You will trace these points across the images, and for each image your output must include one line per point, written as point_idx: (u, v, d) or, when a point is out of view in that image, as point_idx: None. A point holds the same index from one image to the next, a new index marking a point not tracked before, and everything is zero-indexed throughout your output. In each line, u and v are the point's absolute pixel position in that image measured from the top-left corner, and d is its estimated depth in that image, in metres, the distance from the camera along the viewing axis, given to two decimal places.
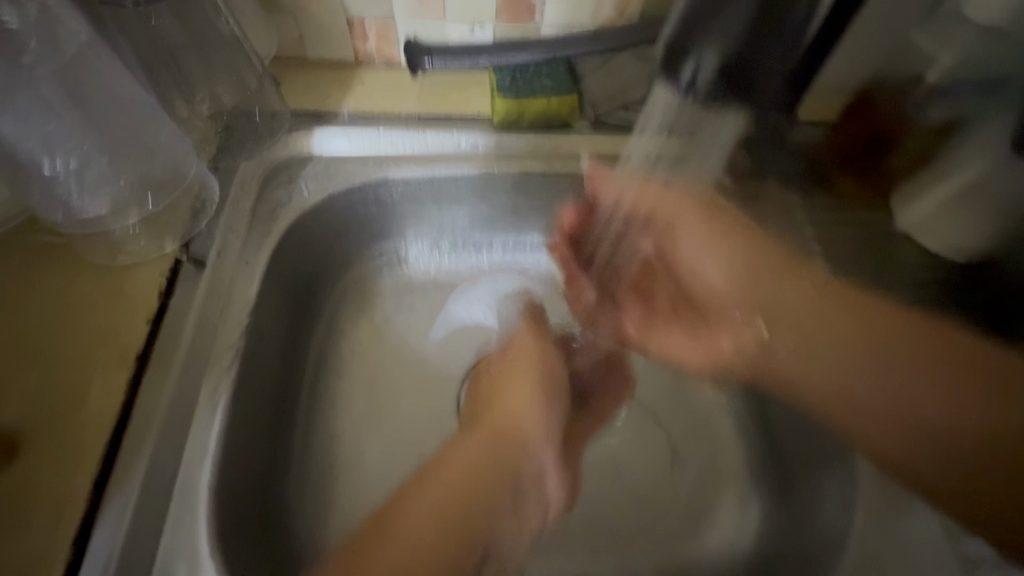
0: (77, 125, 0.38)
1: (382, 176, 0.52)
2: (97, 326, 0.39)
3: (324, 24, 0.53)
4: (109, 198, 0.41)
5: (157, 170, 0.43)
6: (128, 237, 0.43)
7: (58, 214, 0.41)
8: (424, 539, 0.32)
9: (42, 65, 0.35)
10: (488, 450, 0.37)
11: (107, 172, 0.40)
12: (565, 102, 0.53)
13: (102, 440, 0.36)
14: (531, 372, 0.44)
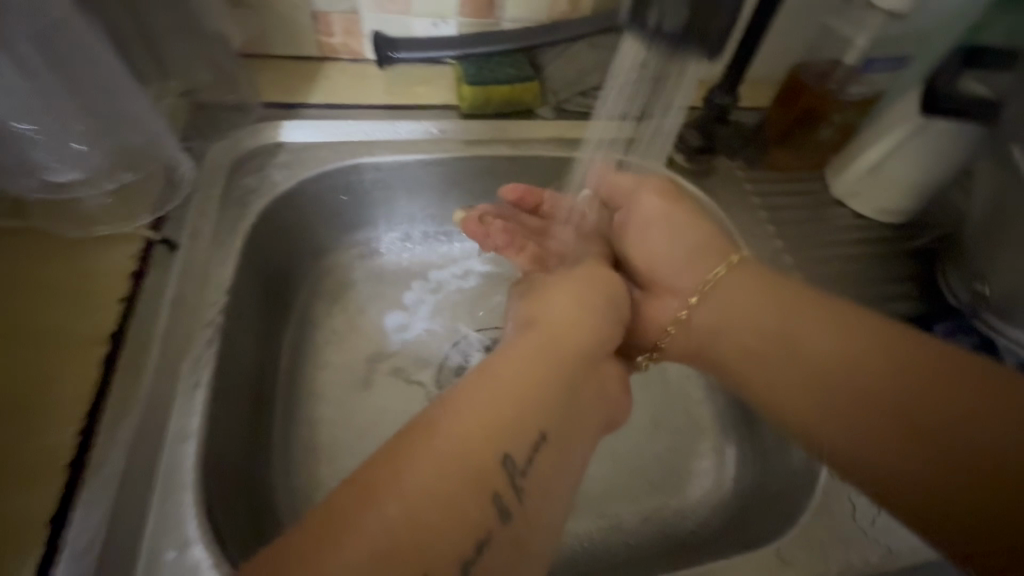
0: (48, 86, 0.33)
1: (353, 163, 0.53)
2: (62, 307, 0.38)
3: (289, 19, 0.54)
4: (82, 163, 0.38)
5: (132, 133, 0.40)
6: (99, 208, 0.41)
7: (27, 181, 0.37)
8: (468, 440, 0.30)
9: (21, 30, 0.31)
10: (516, 390, 0.33)
11: (77, 135, 0.36)
12: (528, 88, 0.56)
13: (77, 419, 0.34)
14: (597, 305, 0.44)
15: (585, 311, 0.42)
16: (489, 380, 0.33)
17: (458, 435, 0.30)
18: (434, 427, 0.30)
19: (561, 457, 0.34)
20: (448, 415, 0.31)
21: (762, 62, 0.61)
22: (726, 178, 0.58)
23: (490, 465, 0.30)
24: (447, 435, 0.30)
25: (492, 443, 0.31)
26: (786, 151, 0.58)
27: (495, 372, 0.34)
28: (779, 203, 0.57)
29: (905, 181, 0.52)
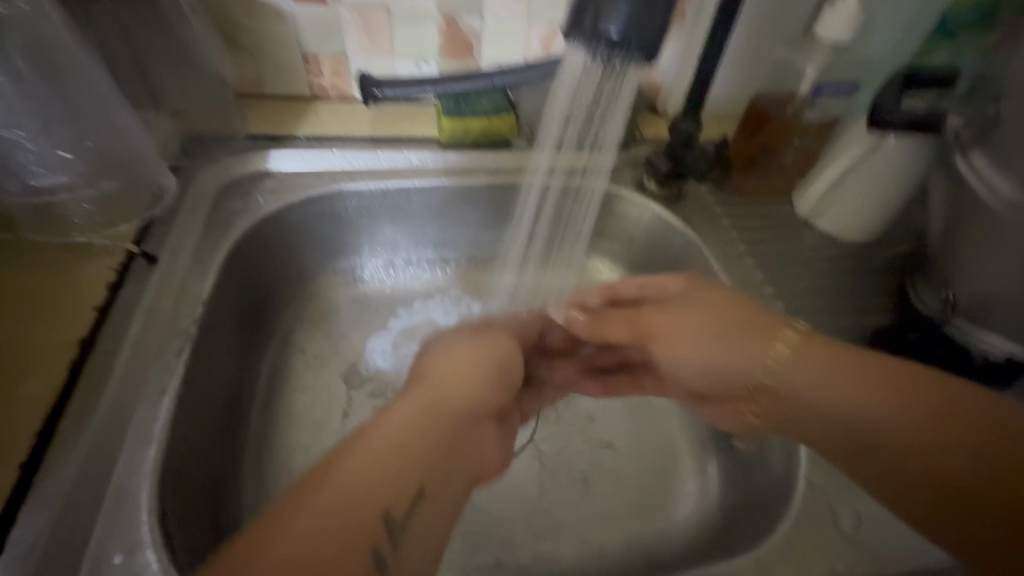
0: (29, 96, 0.35)
1: (337, 189, 0.55)
2: (36, 313, 0.38)
3: (282, 61, 0.59)
4: (65, 169, 0.39)
5: (119, 147, 0.41)
6: (81, 220, 0.42)
7: (8, 184, 0.37)
8: (351, 496, 0.29)
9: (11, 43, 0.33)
10: (406, 437, 0.32)
11: (61, 143, 0.37)
12: (505, 120, 0.59)
13: (36, 422, 0.33)
14: (485, 373, 0.40)
15: (472, 377, 0.38)
16: (375, 433, 0.31)
17: (336, 495, 0.28)
18: (327, 485, 0.29)
19: (439, 505, 0.33)
20: (331, 474, 0.29)
21: (725, 97, 0.65)
22: (697, 201, 0.60)
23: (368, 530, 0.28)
24: (326, 491, 0.28)
25: (369, 503, 0.29)
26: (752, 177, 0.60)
27: (381, 424, 0.32)
28: (751, 224, 0.59)
29: (866, 201, 0.54)
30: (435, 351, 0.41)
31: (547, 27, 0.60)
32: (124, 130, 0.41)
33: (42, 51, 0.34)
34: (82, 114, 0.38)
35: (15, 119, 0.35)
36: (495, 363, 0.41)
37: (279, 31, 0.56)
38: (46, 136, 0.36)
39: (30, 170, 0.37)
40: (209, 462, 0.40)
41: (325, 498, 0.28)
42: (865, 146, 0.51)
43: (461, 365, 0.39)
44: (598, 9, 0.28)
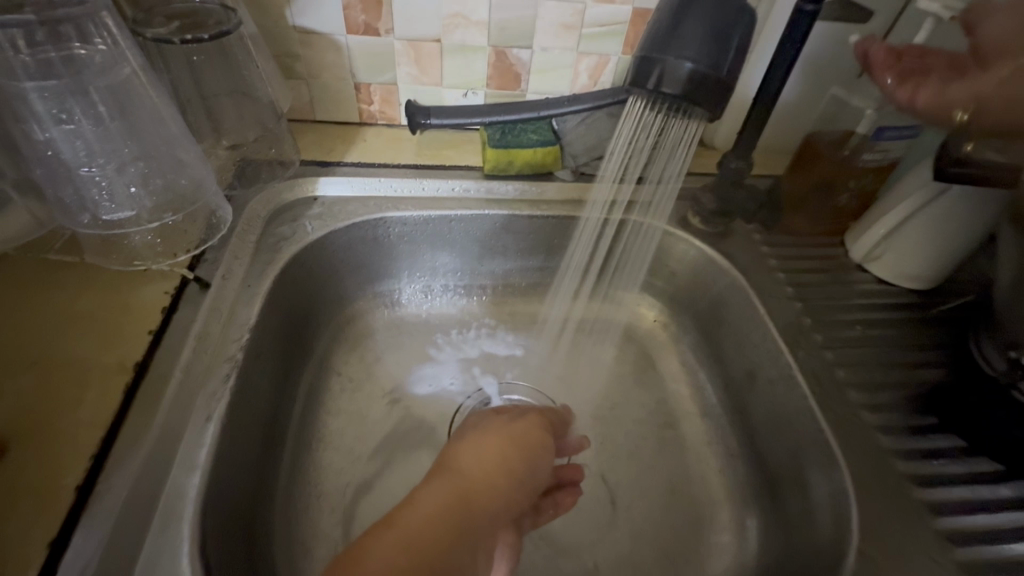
0: (112, 131, 0.38)
1: (380, 216, 0.56)
2: (97, 336, 0.40)
3: (335, 89, 0.60)
4: (136, 203, 0.41)
5: (184, 180, 0.43)
6: (145, 244, 0.43)
7: (80, 217, 0.40)
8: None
9: (92, 81, 0.36)
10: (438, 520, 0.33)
11: (136, 178, 0.40)
12: (548, 152, 0.59)
13: (92, 444, 0.35)
14: (517, 461, 0.41)
15: (505, 461, 0.40)
16: (407, 516, 0.33)
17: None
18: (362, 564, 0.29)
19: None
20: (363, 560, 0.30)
21: (774, 133, 0.63)
22: (744, 240, 0.59)
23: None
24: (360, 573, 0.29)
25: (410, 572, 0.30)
26: (802, 217, 0.59)
27: (411, 508, 0.34)
28: (800, 267, 0.57)
29: (927, 246, 0.51)
30: (465, 434, 0.43)
31: (595, 61, 0.60)
32: (188, 165, 0.42)
33: (122, 94, 0.38)
34: (153, 154, 0.41)
35: (93, 157, 0.38)
36: (523, 448, 0.42)
37: (334, 61, 0.58)
38: (119, 173, 0.40)
39: (101, 204, 0.40)
40: (246, 489, 0.41)
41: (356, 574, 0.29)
42: (930, 191, 0.49)
43: (490, 443, 0.41)
44: (662, 67, 0.28)
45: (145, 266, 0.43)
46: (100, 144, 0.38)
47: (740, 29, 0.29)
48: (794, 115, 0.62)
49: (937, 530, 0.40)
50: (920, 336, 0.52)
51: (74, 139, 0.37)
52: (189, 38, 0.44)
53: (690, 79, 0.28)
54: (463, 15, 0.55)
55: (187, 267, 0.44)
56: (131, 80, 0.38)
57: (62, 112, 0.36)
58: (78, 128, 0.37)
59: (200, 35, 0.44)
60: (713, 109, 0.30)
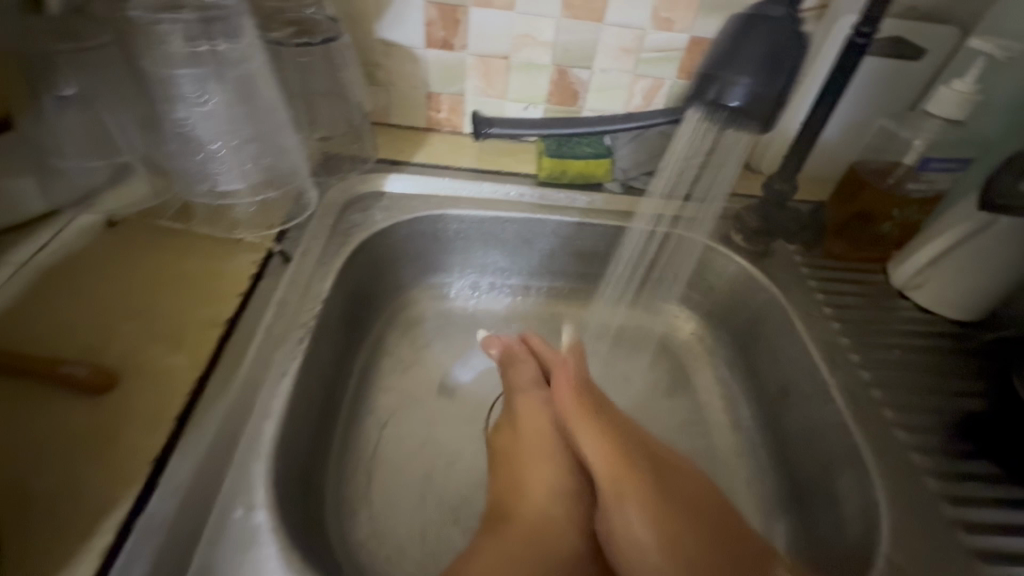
0: (235, 115, 0.44)
1: (441, 213, 0.61)
2: (196, 294, 0.45)
3: (409, 96, 0.66)
4: (247, 177, 0.48)
5: (283, 166, 0.50)
6: (245, 215, 0.51)
7: (200, 185, 0.47)
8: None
9: (227, 72, 0.42)
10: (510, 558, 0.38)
11: (252, 155, 0.47)
12: (600, 164, 0.63)
13: (189, 382, 0.39)
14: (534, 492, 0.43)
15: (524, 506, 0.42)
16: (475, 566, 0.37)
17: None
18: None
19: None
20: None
21: (820, 162, 0.65)
22: (784, 261, 0.61)
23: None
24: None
25: None
26: (843, 241, 0.60)
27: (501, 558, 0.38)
28: (840, 289, 0.58)
29: (974, 276, 0.52)
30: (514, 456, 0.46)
31: (651, 83, 0.64)
32: (291, 154, 0.49)
33: (246, 84, 0.44)
34: (266, 137, 0.47)
35: (218, 136, 0.44)
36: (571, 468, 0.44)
37: (412, 71, 0.64)
38: (237, 151, 0.46)
39: (219, 176, 0.47)
40: (308, 443, 0.45)
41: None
42: (977, 222, 0.50)
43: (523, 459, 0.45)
44: (721, 81, 0.32)
45: (240, 237, 0.49)
46: (226, 125, 0.44)
47: (799, 53, 0.32)
48: (843, 144, 0.63)
49: (969, 544, 0.40)
50: (958, 365, 0.52)
51: (207, 120, 0.43)
52: (304, 40, 0.52)
53: (747, 91, 0.32)
54: (531, 36, 0.61)
55: (272, 242, 0.50)
56: (254, 72, 0.44)
57: (201, 96, 0.42)
58: (208, 109, 0.43)
59: (313, 38, 0.52)
60: (768, 122, 0.33)
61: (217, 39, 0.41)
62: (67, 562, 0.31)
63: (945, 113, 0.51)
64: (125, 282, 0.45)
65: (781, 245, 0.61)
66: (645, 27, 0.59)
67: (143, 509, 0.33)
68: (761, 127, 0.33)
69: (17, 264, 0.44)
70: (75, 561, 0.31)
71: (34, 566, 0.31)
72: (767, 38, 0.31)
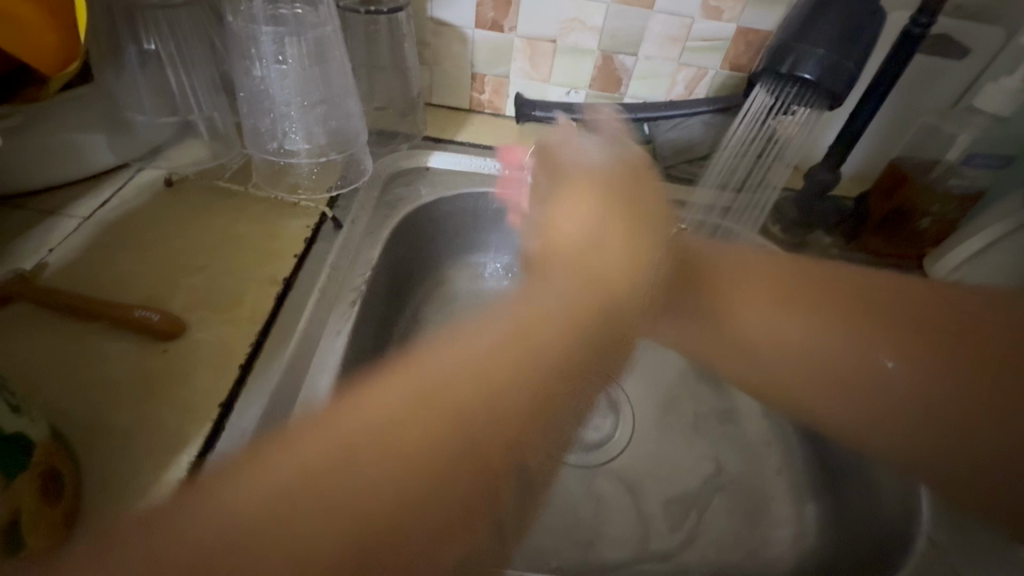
0: (310, 75, 0.47)
1: (483, 191, 0.62)
2: (255, 252, 0.47)
3: (453, 76, 0.67)
4: (314, 138, 0.50)
5: (348, 131, 0.51)
6: (308, 177, 0.52)
7: (269, 145, 0.50)
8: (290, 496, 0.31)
9: (304, 37, 0.45)
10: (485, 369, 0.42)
11: (322, 117, 0.50)
12: (641, 150, 0.64)
13: (250, 337, 0.41)
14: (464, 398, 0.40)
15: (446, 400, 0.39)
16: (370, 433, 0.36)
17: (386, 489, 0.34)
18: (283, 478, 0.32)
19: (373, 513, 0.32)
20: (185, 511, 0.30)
21: (855, 159, 0.66)
22: (820, 253, 0.61)
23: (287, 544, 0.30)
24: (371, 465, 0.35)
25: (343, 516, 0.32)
26: (879, 237, 0.60)
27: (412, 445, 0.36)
28: None
29: (1014, 272, 0.52)
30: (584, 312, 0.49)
31: (694, 73, 0.65)
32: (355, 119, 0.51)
33: (320, 49, 0.46)
34: (334, 100, 0.49)
35: (291, 98, 0.48)
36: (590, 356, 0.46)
37: (459, 51, 0.65)
38: (308, 111, 0.49)
39: (288, 136, 0.50)
40: None
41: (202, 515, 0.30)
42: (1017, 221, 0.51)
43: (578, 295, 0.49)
44: (797, 54, 0.33)
45: (296, 201, 0.51)
46: (298, 85, 0.47)
47: (869, 33, 0.34)
48: (880, 142, 0.65)
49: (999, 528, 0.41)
50: None
51: (283, 78, 0.46)
52: (370, 11, 0.53)
53: (823, 62, 0.33)
54: (580, 19, 0.61)
55: (324, 206, 0.51)
56: (330, 40, 0.47)
57: (279, 55, 0.45)
58: (285, 70, 0.46)
59: (377, 10, 0.53)
60: (842, 95, 0.34)
61: (298, 5, 0.45)
62: (144, 494, 0.32)
63: (992, 109, 0.53)
64: (185, 239, 0.46)
65: (816, 238, 0.62)
66: (693, 16, 0.60)
67: (213, 449, 0.35)
68: (836, 101, 0.34)
69: (84, 216, 0.46)
70: (150, 493, 0.32)
71: (111, 497, 0.32)
72: (841, 17, 0.33)
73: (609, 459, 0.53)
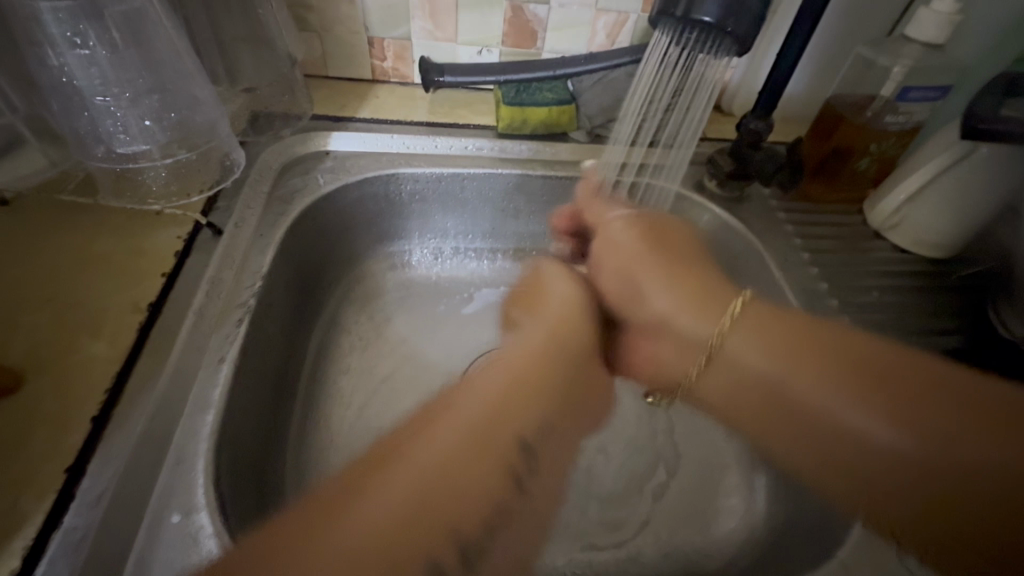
0: (130, 59, 0.39)
1: (394, 172, 0.55)
2: (115, 276, 0.40)
3: (348, 42, 0.59)
4: (152, 137, 0.42)
5: (200, 120, 0.44)
6: (156, 178, 0.45)
7: (95, 148, 0.41)
8: (395, 532, 0.23)
9: (108, 10, 0.36)
10: (528, 371, 0.32)
11: (156, 109, 0.42)
12: (565, 111, 0.58)
13: (107, 379, 0.35)
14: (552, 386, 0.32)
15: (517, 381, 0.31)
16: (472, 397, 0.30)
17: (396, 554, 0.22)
18: (382, 507, 0.24)
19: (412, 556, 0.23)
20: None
21: (791, 100, 0.62)
22: (759, 205, 0.58)
23: (427, 559, 0.23)
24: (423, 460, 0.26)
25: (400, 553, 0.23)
26: (820, 182, 0.57)
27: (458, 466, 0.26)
28: (817, 233, 0.56)
29: (954, 209, 0.50)
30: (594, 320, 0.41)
31: (614, 19, 0.58)
32: (203, 107, 0.43)
33: (135, 22, 0.38)
34: (168, 87, 0.41)
35: (107, 87, 0.39)
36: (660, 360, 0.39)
37: (349, 13, 0.57)
38: (132, 104, 0.40)
39: (115, 136, 0.41)
40: (255, 433, 0.41)
41: (331, 558, 0.22)
42: (956, 153, 0.47)
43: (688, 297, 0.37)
44: None
45: (158, 208, 0.44)
46: (114, 70, 0.39)
47: None
48: (816, 80, 0.60)
49: None
50: (937, 302, 0.51)
51: (89, 66, 0.38)
52: None
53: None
54: None
55: (197, 214, 0.44)
56: (147, 11, 0.38)
57: (76, 36, 0.36)
58: (91, 54, 0.37)
59: None
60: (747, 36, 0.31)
61: None
62: None
63: (925, 38, 0.48)
64: (24, 268, 0.39)
65: (753, 190, 0.58)
66: None
67: (60, 524, 0.29)
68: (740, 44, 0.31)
69: None
70: None
71: None
72: None
73: None
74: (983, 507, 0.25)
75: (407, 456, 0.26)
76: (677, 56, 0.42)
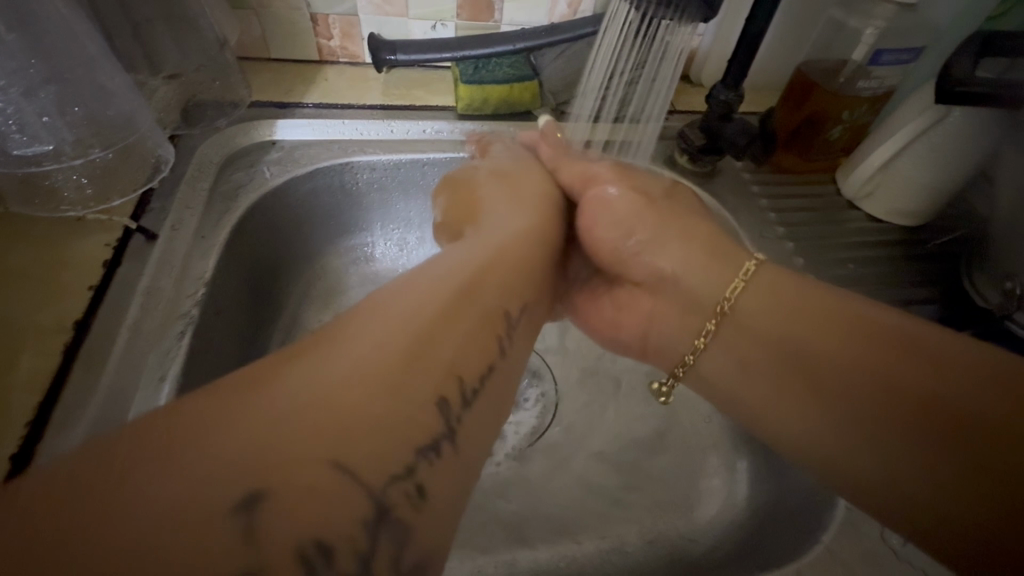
0: (18, 46, 0.35)
1: (347, 161, 0.51)
2: (36, 291, 0.37)
3: (288, 20, 0.55)
4: (56, 134, 0.39)
5: (110, 112, 0.41)
6: (70, 184, 0.40)
7: None
8: (259, 470, 0.19)
9: None
10: (428, 335, 0.27)
11: (57, 102, 0.38)
12: (528, 87, 0.54)
13: (28, 411, 0.32)
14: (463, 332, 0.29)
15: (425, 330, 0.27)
16: (379, 325, 0.26)
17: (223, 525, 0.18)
18: (279, 418, 0.21)
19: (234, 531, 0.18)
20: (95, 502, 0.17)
21: (762, 68, 0.60)
22: (731, 180, 0.56)
23: (251, 497, 0.19)
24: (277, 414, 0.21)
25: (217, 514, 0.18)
26: (792, 153, 0.56)
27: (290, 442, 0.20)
28: (791, 206, 0.54)
29: (927, 176, 0.49)
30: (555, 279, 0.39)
31: None
32: (115, 97, 0.40)
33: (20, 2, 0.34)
34: (66, 76, 0.38)
35: None
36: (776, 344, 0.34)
37: None
38: (28, 99, 0.36)
39: (11, 137, 0.37)
40: None
41: (186, 480, 0.18)
42: (929, 118, 0.46)
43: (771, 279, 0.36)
44: None
45: (76, 214, 0.41)
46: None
47: None
48: (787, 46, 0.58)
49: None
50: (912, 272, 0.50)
51: None
52: None
53: None
54: None
55: (127, 219, 0.41)
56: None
57: None
58: None
59: None
60: None
61: None
62: None
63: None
64: None
65: (726, 164, 0.56)
66: None
67: None
68: None
69: None
70: None
71: None
72: None
73: (537, 437, 0.49)
74: (969, 441, 0.27)
75: (298, 382, 0.22)
76: (638, 19, 0.39)
